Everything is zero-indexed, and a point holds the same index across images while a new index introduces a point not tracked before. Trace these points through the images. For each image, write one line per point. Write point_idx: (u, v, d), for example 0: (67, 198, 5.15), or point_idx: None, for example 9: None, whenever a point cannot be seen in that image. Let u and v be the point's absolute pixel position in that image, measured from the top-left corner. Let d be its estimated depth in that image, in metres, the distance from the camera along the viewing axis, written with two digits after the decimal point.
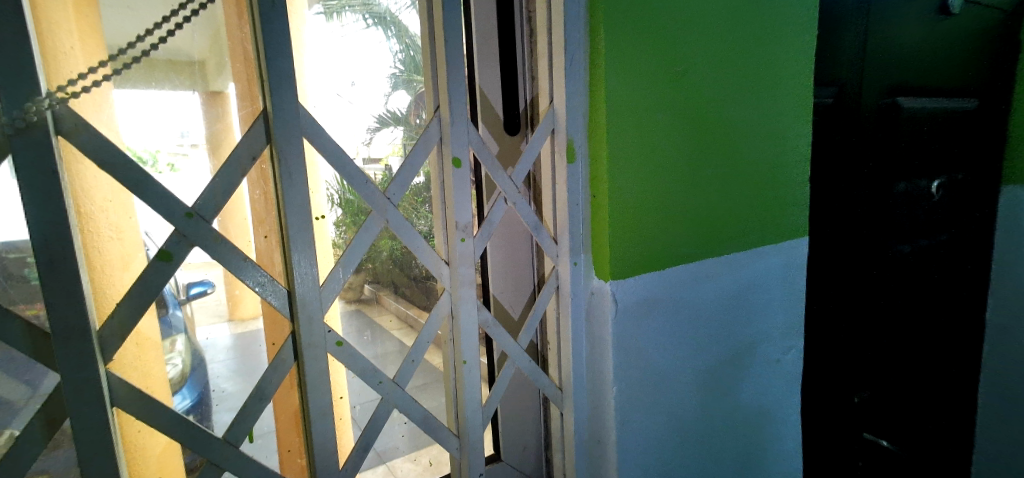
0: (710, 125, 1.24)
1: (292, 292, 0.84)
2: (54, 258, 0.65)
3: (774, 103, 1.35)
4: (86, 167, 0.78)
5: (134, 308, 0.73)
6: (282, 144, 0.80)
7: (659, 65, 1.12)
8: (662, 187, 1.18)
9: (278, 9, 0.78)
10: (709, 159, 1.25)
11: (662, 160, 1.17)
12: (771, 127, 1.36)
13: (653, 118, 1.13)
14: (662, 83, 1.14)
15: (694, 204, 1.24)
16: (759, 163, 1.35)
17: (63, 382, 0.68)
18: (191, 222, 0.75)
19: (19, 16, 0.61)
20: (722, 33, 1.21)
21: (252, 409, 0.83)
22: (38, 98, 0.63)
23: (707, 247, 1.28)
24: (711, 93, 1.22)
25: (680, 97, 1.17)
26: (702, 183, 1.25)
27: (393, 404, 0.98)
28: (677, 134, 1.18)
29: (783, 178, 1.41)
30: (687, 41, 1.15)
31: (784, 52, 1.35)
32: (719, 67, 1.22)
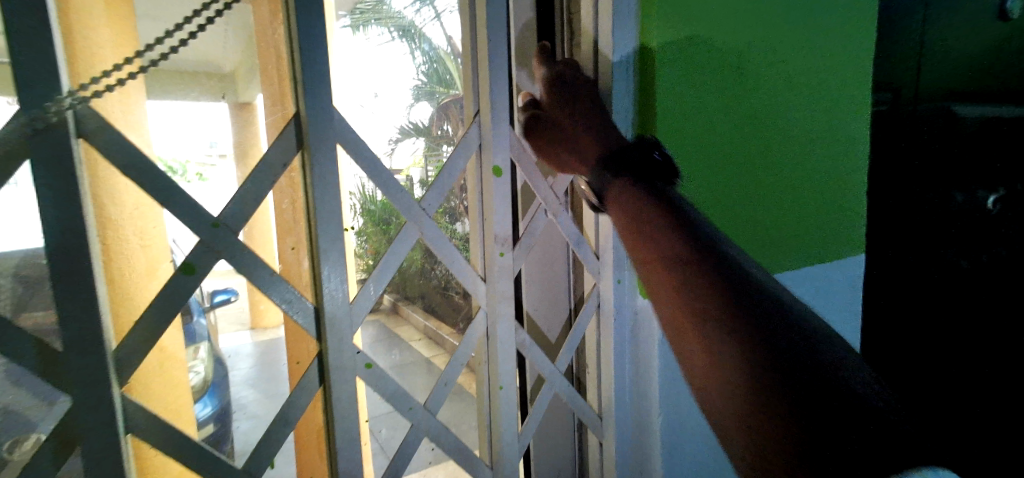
0: (776, 139, 1.17)
1: (320, 309, 0.78)
2: (68, 266, 0.60)
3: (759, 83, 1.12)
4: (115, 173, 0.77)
5: (153, 326, 0.67)
6: (314, 149, 0.74)
7: (730, 69, 1.06)
8: (708, 173, 1.06)
9: (316, 4, 0.73)
10: (784, 171, 1.19)
11: (707, 146, 1.05)
12: (820, 139, 1.25)
13: (694, 120, 1.02)
14: (726, 91, 1.06)
15: (764, 217, 1.16)
16: (809, 169, 1.24)
17: (73, 403, 0.63)
18: (216, 232, 0.69)
19: (42, 8, 0.57)
20: (729, 34, 1.05)
21: (275, 435, 0.77)
22: (58, 98, 0.58)
23: (778, 264, 1.21)
24: (772, 111, 1.15)
25: (721, 82, 1.05)
26: (775, 201, 1.18)
27: (425, 431, 0.91)
28: (739, 142, 1.10)
29: (771, 169, 1.17)
30: (747, 44, 1.08)
31: (839, 57, 1.25)
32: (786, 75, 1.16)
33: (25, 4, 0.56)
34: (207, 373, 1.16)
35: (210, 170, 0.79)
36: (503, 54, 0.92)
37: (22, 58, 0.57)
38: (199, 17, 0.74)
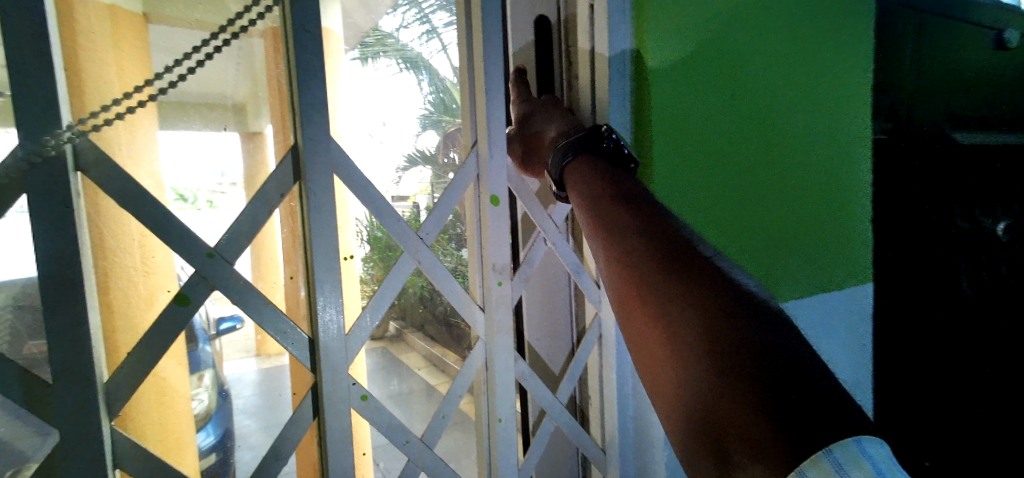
0: (777, 138, 1.17)
1: (314, 339, 0.77)
2: (61, 298, 0.60)
3: (767, 84, 1.14)
4: (112, 211, 0.75)
5: (145, 359, 0.66)
6: (310, 178, 0.75)
7: (729, 69, 1.07)
8: (710, 167, 1.06)
9: (313, 37, 0.75)
10: (784, 172, 1.18)
11: (709, 142, 1.06)
12: (819, 164, 1.24)
13: (697, 121, 1.04)
14: (725, 90, 1.07)
15: (764, 217, 1.16)
16: (810, 193, 1.23)
17: (60, 440, 0.62)
18: (211, 263, 0.69)
19: (43, 46, 0.58)
20: (735, 37, 1.07)
21: (266, 470, 0.75)
22: (57, 132, 0.59)
23: (777, 263, 1.20)
24: (774, 111, 1.15)
25: (726, 81, 1.07)
26: (776, 200, 1.17)
27: (422, 465, 0.89)
28: (740, 141, 1.11)
29: (777, 166, 1.18)
30: (748, 47, 1.10)
31: (837, 83, 1.25)
32: (786, 77, 1.17)
33: (29, 42, 0.58)
34: (212, 402, 1.09)
35: (220, 197, 0.84)
36: (499, 83, 0.93)
37: (23, 95, 0.58)
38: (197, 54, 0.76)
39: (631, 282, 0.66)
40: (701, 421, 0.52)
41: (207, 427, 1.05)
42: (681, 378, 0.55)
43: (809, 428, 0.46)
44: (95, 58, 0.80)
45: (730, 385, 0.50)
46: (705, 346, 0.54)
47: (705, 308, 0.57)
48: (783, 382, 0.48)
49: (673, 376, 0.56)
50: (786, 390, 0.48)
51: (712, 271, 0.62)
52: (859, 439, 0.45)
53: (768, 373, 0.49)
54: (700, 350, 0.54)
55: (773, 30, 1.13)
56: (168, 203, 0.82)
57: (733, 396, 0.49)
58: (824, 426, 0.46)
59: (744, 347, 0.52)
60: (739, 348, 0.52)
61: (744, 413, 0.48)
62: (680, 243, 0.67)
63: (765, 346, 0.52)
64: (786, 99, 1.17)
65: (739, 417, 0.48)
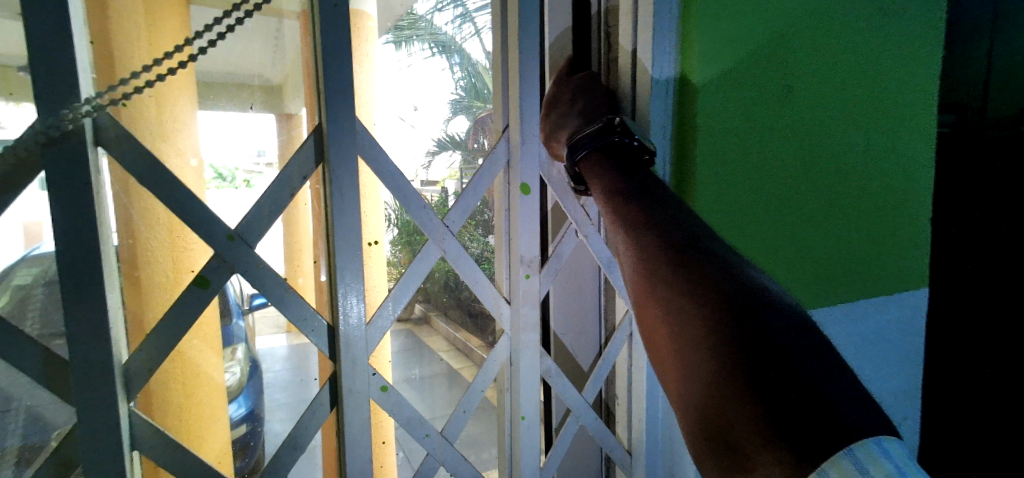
0: (829, 141, 1.02)
1: (335, 328, 0.75)
2: (82, 278, 0.60)
3: (814, 86, 1.00)
4: (147, 197, 0.76)
5: (163, 342, 0.65)
6: (334, 162, 0.72)
7: (765, 71, 0.95)
8: (758, 182, 0.98)
9: (339, 13, 0.71)
10: (829, 179, 1.03)
11: (754, 157, 0.97)
12: (880, 165, 1.06)
13: (740, 133, 0.95)
14: (760, 101, 0.96)
15: (823, 226, 1.05)
16: (863, 197, 1.06)
17: (79, 420, 0.61)
18: (232, 246, 0.67)
19: (62, 17, 0.56)
20: (775, 37, 0.95)
21: (283, 458, 0.74)
22: (75, 105, 0.57)
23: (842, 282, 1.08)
24: (817, 117, 1.01)
25: (768, 87, 0.96)
26: (835, 211, 1.05)
27: (441, 461, 0.87)
28: (791, 146, 1.00)
29: (840, 172, 1.04)
30: (793, 45, 0.97)
31: (916, 77, 1.05)
32: (838, 80, 1.01)
33: (49, 14, 0.56)
34: (243, 376, 1.11)
35: (257, 177, 0.79)
36: (534, 65, 0.87)
37: (42, 68, 0.56)
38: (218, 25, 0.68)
39: (640, 275, 0.64)
40: (700, 421, 0.50)
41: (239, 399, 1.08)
42: (685, 379, 0.53)
43: (807, 429, 0.43)
44: (128, 36, 0.79)
45: (725, 385, 0.48)
46: (705, 345, 0.52)
47: (707, 305, 0.54)
48: (780, 385, 0.46)
49: (673, 370, 0.54)
50: (780, 394, 0.45)
51: (721, 267, 0.59)
52: (877, 442, 0.41)
53: (764, 372, 0.47)
54: (702, 347, 0.52)
55: (819, 23, 0.98)
56: (208, 182, 0.84)
57: (728, 396, 0.47)
58: (821, 426, 0.42)
59: (743, 343, 0.50)
60: (738, 346, 0.49)
61: (737, 411, 0.46)
62: (692, 237, 0.64)
63: (769, 345, 0.49)
64: (838, 103, 1.02)
65: (734, 415, 0.46)
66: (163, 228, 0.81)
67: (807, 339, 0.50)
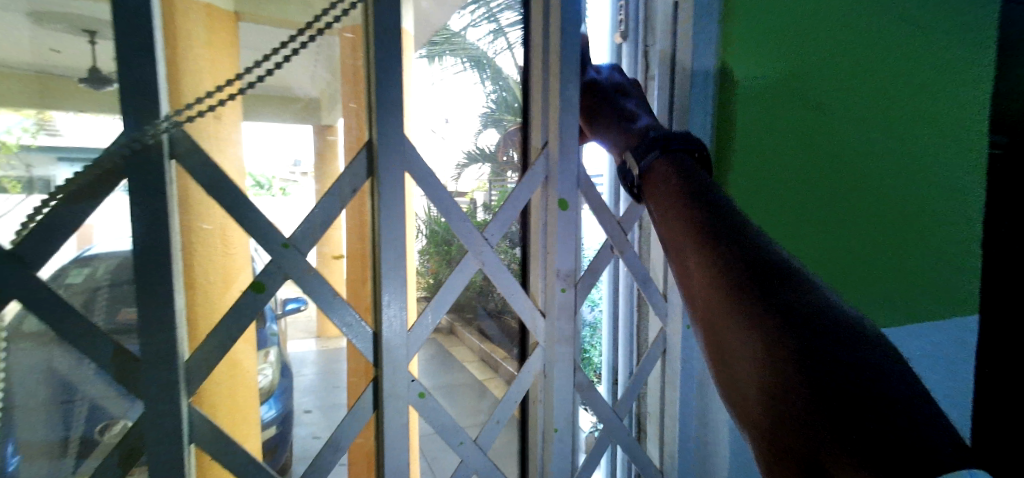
0: (834, 145, 1.00)
1: (378, 335, 0.78)
2: (154, 280, 0.65)
3: (820, 87, 1.00)
4: (207, 206, 0.80)
5: (222, 341, 0.69)
6: (383, 175, 0.75)
7: (768, 72, 1.05)
8: (774, 179, 1.08)
9: (392, 34, 0.75)
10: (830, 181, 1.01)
11: (771, 157, 1.07)
12: (882, 166, 0.95)
13: (759, 138, 1.08)
14: (779, 101, 1.05)
15: (837, 233, 1.02)
16: (869, 206, 0.97)
17: (147, 413, 0.66)
18: (287, 253, 0.71)
19: (150, 41, 0.62)
20: (785, 37, 1.02)
21: (326, 459, 0.77)
22: (156, 122, 0.63)
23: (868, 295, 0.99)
24: (834, 113, 0.99)
25: (783, 85, 1.03)
26: (854, 218, 0.99)
27: (475, 469, 0.88)
28: (806, 145, 1.03)
29: (851, 180, 0.98)
30: (806, 47, 1.00)
31: (917, 77, 0.90)
32: (845, 77, 0.97)
33: (138, 40, 0.61)
34: (275, 377, 1.05)
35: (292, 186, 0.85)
36: (574, 82, 0.90)
37: (129, 87, 0.62)
38: (284, 49, 0.82)
39: (700, 287, 0.67)
40: (771, 438, 0.55)
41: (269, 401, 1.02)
42: (751, 399, 0.58)
43: (881, 448, 0.46)
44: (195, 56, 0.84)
45: (793, 407, 0.53)
46: (764, 366, 0.57)
47: (761, 324, 0.59)
48: (846, 394, 0.50)
49: (737, 380, 0.60)
50: (848, 404, 0.50)
51: (772, 279, 0.62)
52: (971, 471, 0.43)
53: (831, 382, 0.52)
54: (761, 367, 0.57)
55: (822, 23, 0.98)
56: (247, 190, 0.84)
57: (799, 417, 0.52)
58: (893, 445, 0.46)
59: (801, 360, 0.54)
60: (806, 372, 0.53)
61: (813, 436, 0.51)
62: (746, 247, 0.66)
63: (827, 362, 0.53)
64: (841, 108, 0.98)
65: (820, 448, 0.50)
66: (210, 234, 0.82)
67: (871, 350, 0.54)
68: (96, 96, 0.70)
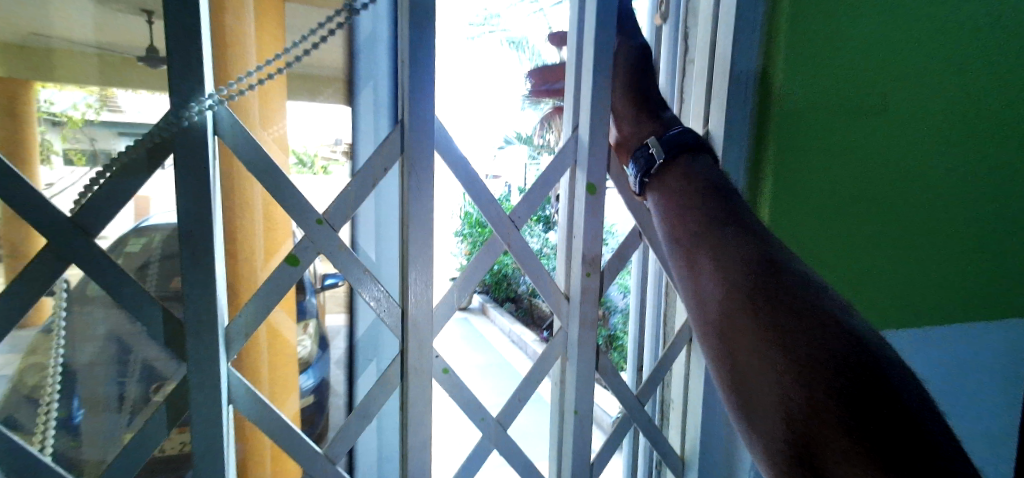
0: (843, 142, 1.05)
1: (406, 311, 0.80)
2: (196, 250, 0.68)
3: (834, 86, 1.03)
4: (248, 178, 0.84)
5: (259, 310, 0.73)
6: (414, 156, 0.77)
7: (796, 76, 1.00)
8: (799, 181, 1.05)
9: (427, 15, 0.75)
10: (855, 170, 1.06)
11: (793, 160, 1.03)
12: (870, 170, 1.06)
13: (786, 141, 1.02)
14: (804, 105, 1.02)
15: (841, 229, 1.09)
16: (876, 201, 1.08)
17: (190, 373, 0.70)
18: (320, 229, 0.74)
19: (195, 21, 0.64)
20: (811, 40, 0.99)
21: (352, 427, 0.81)
22: (200, 99, 0.66)
23: (869, 286, 1.12)
24: (842, 119, 1.04)
25: (807, 87, 1.01)
26: (851, 213, 1.08)
27: (496, 444, 0.90)
28: (824, 146, 1.04)
29: (855, 176, 1.07)
30: (825, 49, 1.01)
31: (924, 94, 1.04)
32: (852, 85, 1.03)
33: (185, 20, 0.64)
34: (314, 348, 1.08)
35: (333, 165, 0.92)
36: (609, 65, 0.88)
37: (176, 66, 0.65)
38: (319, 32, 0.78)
39: (709, 288, 0.63)
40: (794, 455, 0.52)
41: (308, 371, 1.05)
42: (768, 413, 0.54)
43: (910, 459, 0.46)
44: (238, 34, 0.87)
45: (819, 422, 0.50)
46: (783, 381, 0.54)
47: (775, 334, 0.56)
48: (868, 403, 0.50)
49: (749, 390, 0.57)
50: (869, 406, 0.49)
51: (776, 282, 0.59)
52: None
53: (851, 391, 0.50)
54: (779, 380, 0.54)
55: (838, 27, 1.00)
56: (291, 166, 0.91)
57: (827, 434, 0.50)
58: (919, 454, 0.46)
59: (821, 373, 0.52)
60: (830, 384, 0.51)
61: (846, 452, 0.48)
62: (746, 246, 0.63)
63: (845, 372, 0.52)
64: (845, 105, 1.04)
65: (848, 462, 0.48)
66: (250, 206, 0.86)
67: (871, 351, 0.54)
68: (149, 73, 0.76)
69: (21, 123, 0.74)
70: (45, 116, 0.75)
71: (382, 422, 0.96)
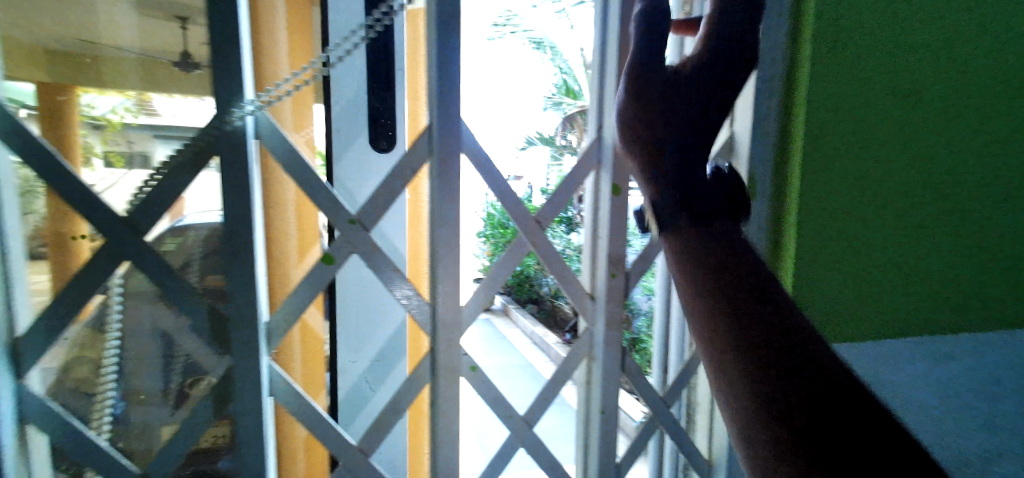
0: (882, 155, 0.93)
1: (435, 309, 0.83)
2: (239, 249, 0.72)
3: (874, 96, 0.91)
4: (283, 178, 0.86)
5: (296, 307, 0.77)
6: (441, 159, 0.79)
7: (830, 86, 0.89)
8: (835, 203, 0.93)
9: (453, 22, 0.78)
10: (888, 184, 0.94)
11: (827, 180, 0.92)
12: (911, 186, 0.95)
13: (820, 160, 0.91)
14: (839, 119, 0.91)
15: (881, 251, 0.97)
16: (915, 220, 0.97)
17: (234, 366, 0.74)
18: (353, 229, 0.77)
19: (236, 33, 0.68)
20: (846, 49, 0.89)
21: (384, 421, 0.83)
22: (240, 105, 0.70)
23: (909, 312, 1.01)
24: (881, 132, 0.92)
25: (846, 97, 0.90)
26: (890, 233, 0.97)
27: (523, 441, 0.92)
28: (863, 162, 0.93)
29: (895, 192, 0.95)
30: (863, 56, 0.89)
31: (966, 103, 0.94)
32: (893, 95, 0.92)
33: (228, 33, 0.68)
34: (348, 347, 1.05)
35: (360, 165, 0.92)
36: None
37: (220, 76, 0.69)
38: None
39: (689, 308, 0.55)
40: None
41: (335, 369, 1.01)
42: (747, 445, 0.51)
43: None
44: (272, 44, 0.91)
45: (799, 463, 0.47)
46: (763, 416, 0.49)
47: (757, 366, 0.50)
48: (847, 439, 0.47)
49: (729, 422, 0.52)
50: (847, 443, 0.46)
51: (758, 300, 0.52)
52: None
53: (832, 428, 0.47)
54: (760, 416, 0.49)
55: (877, 31, 0.89)
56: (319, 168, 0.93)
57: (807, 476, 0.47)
58: None
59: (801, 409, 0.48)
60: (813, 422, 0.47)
61: None
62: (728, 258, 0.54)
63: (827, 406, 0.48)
64: (886, 117, 0.92)
65: None
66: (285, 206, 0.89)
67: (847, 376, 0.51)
68: (185, 77, 0.80)
69: (64, 128, 0.78)
70: (87, 120, 0.79)
71: (412, 417, 0.99)
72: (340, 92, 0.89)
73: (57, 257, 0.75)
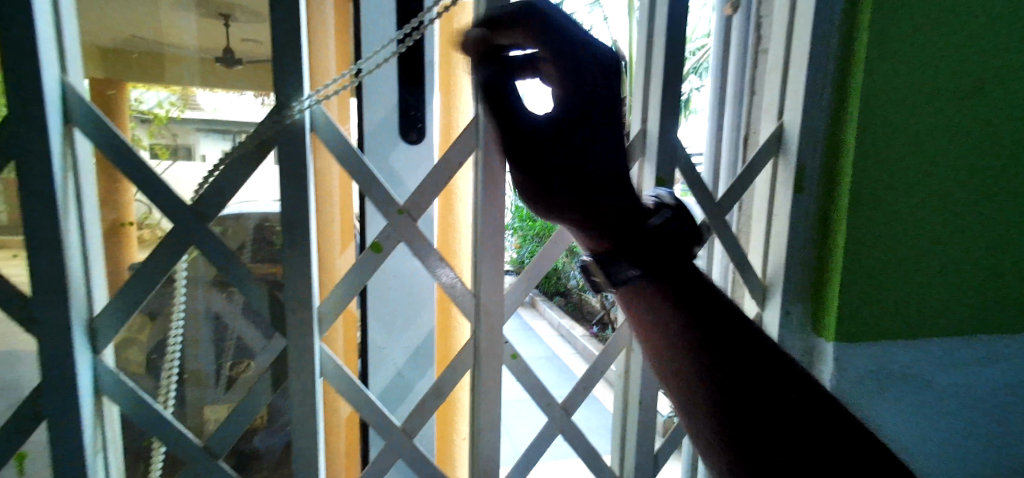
0: (931, 160, 0.92)
1: (478, 298, 0.84)
2: (295, 236, 0.75)
3: (929, 96, 0.89)
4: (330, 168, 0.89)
5: (347, 293, 0.80)
6: (488, 150, 0.80)
7: (887, 86, 0.88)
8: (883, 207, 0.92)
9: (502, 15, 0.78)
10: (897, 181, 0.91)
11: (877, 182, 0.91)
12: (961, 191, 0.94)
13: (872, 162, 0.90)
14: (893, 120, 0.89)
15: (928, 257, 0.95)
16: (961, 226, 0.95)
17: (290, 348, 0.78)
18: (400, 219, 0.79)
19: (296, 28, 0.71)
20: (905, 47, 0.87)
21: (427, 405, 0.86)
22: (300, 99, 0.72)
23: (954, 318, 1.00)
24: (933, 135, 0.91)
25: (900, 96, 0.89)
26: (937, 239, 0.95)
27: (561, 429, 0.93)
28: (913, 165, 0.92)
29: (943, 197, 0.94)
30: (922, 56, 0.88)
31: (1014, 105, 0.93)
32: (948, 97, 0.90)
33: (289, 28, 0.71)
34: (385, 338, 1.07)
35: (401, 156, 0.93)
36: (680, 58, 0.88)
37: (281, 70, 0.71)
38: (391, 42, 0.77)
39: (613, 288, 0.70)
40: None
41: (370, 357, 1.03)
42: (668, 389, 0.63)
43: None
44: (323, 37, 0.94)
45: None
46: None
47: None
48: None
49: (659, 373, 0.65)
50: None
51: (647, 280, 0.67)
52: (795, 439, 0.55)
53: None
54: None
55: (936, 30, 0.87)
56: None
57: None
58: None
59: None
60: None
61: None
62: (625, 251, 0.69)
63: None
64: (939, 119, 0.91)
65: None
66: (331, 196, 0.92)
67: None
68: (227, 72, 0.87)
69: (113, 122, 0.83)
70: (136, 114, 0.85)
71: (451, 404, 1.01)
72: (387, 84, 0.91)
73: (108, 243, 0.83)
